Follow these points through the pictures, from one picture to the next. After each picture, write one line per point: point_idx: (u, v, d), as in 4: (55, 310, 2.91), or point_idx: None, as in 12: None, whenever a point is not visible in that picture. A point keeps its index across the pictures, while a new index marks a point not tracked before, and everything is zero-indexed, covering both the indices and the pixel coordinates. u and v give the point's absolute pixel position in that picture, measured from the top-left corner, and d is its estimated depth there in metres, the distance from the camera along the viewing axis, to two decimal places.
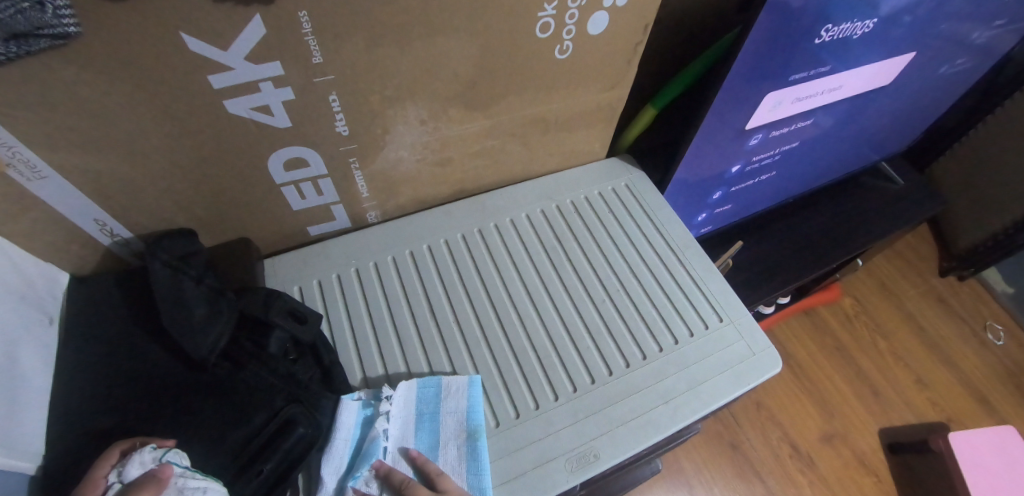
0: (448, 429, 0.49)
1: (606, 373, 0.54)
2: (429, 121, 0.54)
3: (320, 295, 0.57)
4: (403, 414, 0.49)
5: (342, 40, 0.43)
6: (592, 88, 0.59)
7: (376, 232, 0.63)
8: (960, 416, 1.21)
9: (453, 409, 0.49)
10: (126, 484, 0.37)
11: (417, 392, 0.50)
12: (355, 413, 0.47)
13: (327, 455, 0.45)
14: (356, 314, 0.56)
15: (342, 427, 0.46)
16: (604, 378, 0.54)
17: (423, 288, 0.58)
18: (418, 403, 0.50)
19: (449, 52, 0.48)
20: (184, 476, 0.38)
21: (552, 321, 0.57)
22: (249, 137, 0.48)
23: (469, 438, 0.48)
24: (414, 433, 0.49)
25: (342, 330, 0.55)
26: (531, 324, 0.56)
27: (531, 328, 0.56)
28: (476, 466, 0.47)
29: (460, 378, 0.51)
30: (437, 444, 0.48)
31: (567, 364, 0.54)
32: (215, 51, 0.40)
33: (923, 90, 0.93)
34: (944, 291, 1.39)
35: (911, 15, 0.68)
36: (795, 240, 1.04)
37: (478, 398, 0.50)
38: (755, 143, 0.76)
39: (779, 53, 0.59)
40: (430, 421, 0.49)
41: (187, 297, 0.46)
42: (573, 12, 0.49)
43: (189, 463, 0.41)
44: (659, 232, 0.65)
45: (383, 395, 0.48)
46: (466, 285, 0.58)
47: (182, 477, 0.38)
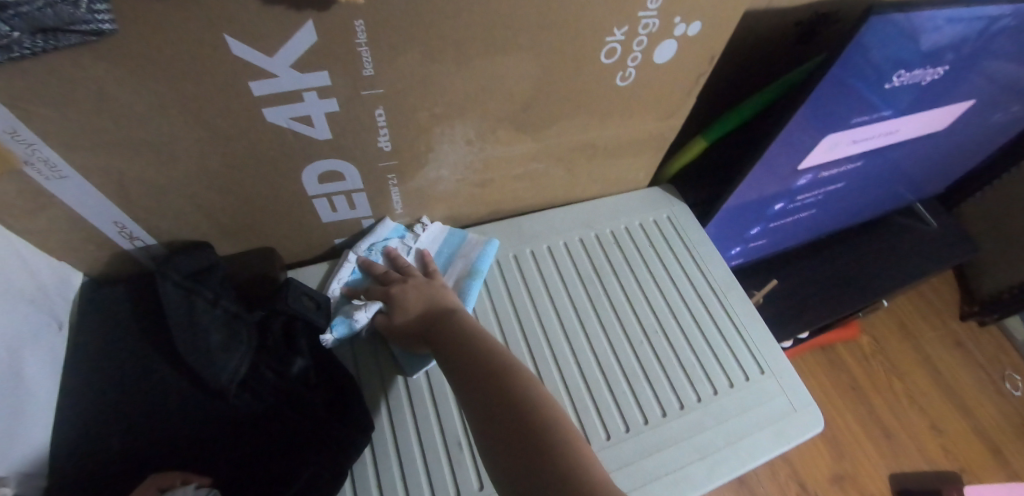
0: (456, 268, 0.58)
1: (641, 422, 0.51)
2: (475, 141, 0.51)
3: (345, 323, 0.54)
4: (429, 242, 0.59)
5: (397, 54, 0.39)
6: (647, 117, 0.56)
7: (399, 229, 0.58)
8: (972, 466, 1.18)
9: (468, 255, 0.58)
10: None
11: (443, 238, 0.60)
12: (390, 230, 0.57)
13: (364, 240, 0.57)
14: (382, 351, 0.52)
15: (375, 235, 0.57)
16: (639, 427, 0.51)
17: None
18: (445, 238, 0.60)
19: (506, 71, 0.44)
20: None
21: (587, 361, 0.54)
22: (284, 146, 0.45)
23: (471, 279, 0.56)
24: (432, 254, 0.59)
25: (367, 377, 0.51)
26: (565, 362, 0.53)
27: (564, 365, 0.53)
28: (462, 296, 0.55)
29: (481, 238, 0.59)
30: (446, 268, 0.58)
31: (601, 410, 0.51)
32: (260, 57, 0.36)
33: (971, 136, 0.91)
34: (963, 336, 1.36)
35: (953, 53, 0.60)
36: (825, 277, 1.01)
37: (489, 256, 0.58)
38: (802, 183, 0.75)
39: (846, 94, 0.58)
40: (444, 258, 0.59)
41: (202, 320, 0.43)
42: (641, 38, 0.45)
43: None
44: (700, 270, 0.62)
45: (420, 224, 0.59)
46: (497, 316, 0.56)
47: None
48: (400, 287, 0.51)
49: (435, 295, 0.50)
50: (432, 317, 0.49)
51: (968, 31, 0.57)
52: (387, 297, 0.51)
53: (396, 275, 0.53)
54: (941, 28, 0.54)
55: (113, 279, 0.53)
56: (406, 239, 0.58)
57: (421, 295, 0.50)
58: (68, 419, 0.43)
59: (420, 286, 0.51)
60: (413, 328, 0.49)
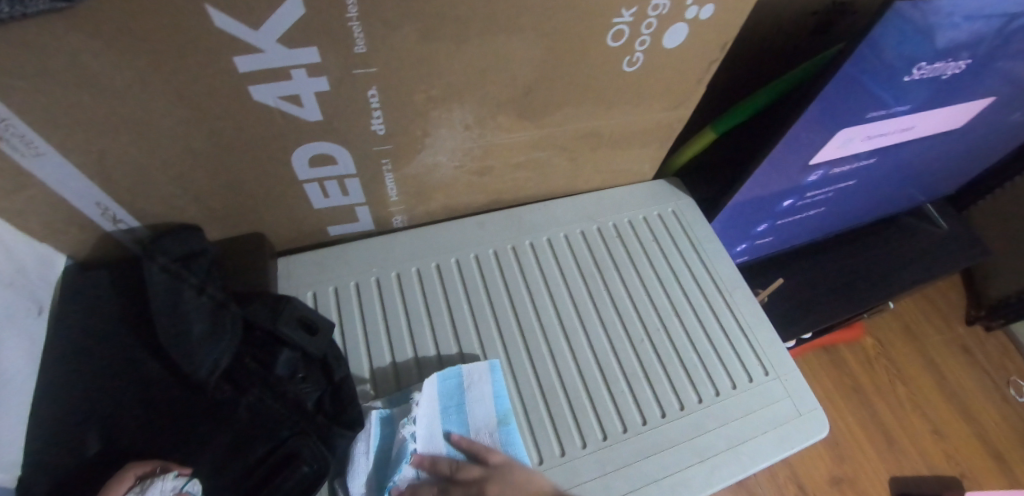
0: (478, 417, 0.46)
1: (640, 422, 0.49)
2: (474, 127, 0.49)
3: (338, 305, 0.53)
4: (429, 411, 0.46)
5: (391, 30, 0.37)
6: (654, 106, 0.53)
7: (384, 413, 0.45)
8: (973, 472, 1.17)
9: (483, 405, 0.47)
10: None
11: (438, 391, 0.46)
12: (374, 422, 0.44)
13: (352, 473, 0.43)
14: (374, 329, 0.51)
15: (361, 437, 0.43)
16: (637, 429, 0.49)
17: (448, 303, 0.53)
18: (443, 395, 0.47)
19: (508, 53, 0.42)
20: None
21: (586, 356, 0.52)
22: (273, 127, 0.43)
23: (500, 424, 0.46)
24: (440, 421, 0.46)
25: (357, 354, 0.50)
26: (562, 359, 0.51)
27: (562, 363, 0.51)
28: (511, 447, 0.45)
29: (481, 365, 0.48)
30: (465, 425, 0.46)
31: (598, 410, 0.49)
32: (245, 30, 0.34)
33: (988, 135, 0.88)
34: (969, 340, 1.34)
35: (969, 50, 0.56)
36: (831, 276, 0.99)
37: (503, 384, 0.48)
38: (813, 179, 0.72)
39: (861, 87, 0.55)
40: (457, 411, 0.46)
41: (187, 308, 0.42)
42: (651, 21, 0.43)
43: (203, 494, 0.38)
44: (706, 268, 0.60)
45: (410, 399, 0.45)
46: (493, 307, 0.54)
47: None
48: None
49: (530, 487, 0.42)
50: None
51: (987, 28, 0.53)
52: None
53: (461, 486, 0.42)
54: (959, 25, 0.51)
55: (98, 261, 0.51)
56: (402, 421, 0.44)
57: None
58: (45, 406, 0.41)
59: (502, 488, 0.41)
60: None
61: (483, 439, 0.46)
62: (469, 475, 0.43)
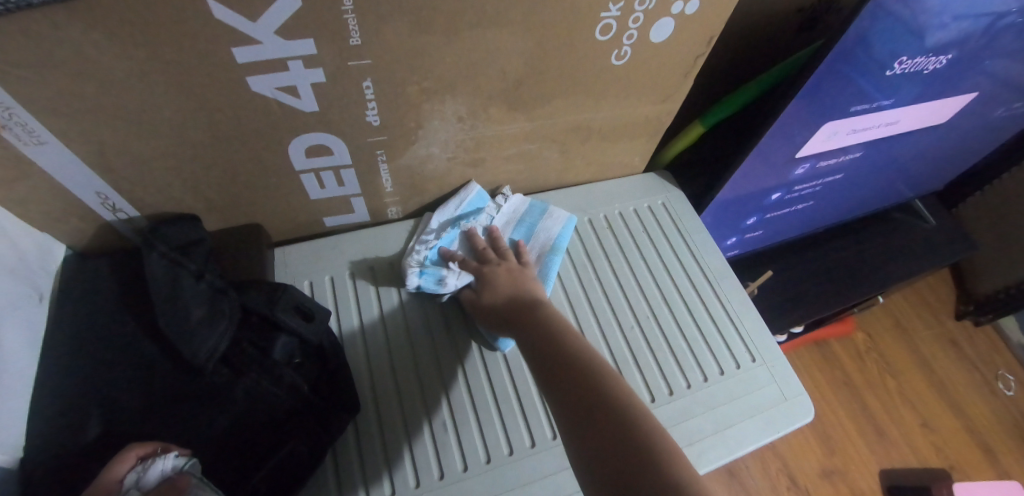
0: (539, 240, 0.58)
1: (548, 437, 0.48)
2: (466, 119, 0.50)
3: (337, 297, 0.54)
4: (509, 214, 0.60)
5: (385, 22, 0.38)
6: (643, 99, 0.55)
7: (483, 195, 0.59)
8: (962, 464, 1.18)
9: (551, 229, 0.59)
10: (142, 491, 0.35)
11: (523, 206, 0.61)
12: (474, 194, 0.58)
13: (442, 211, 0.58)
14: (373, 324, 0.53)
15: (457, 199, 0.58)
16: (502, 459, 0.46)
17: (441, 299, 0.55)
18: (525, 211, 0.60)
19: (498, 46, 0.43)
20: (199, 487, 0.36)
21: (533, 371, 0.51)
22: (270, 118, 0.44)
23: (553, 251, 0.57)
24: (512, 226, 0.59)
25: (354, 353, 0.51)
26: None
27: None
28: (546, 273, 0.56)
29: (563, 212, 0.60)
30: (528, 237, 0.58)
31: (508, 423, 0.48)
32: (242, 21, 0.35)
33: (973, 131, 0.90)
34: (958, 334, 1.36)
35: (955, 51, 0.60)
36: (820, 270, 1.00)
37: (569, 232, 0.59)
38: (801, 172, 0.73)
39: (846, 81, 0.57)
40: (525, 226, 0.59)
41: (185, 293, 0.43)
42: (638, 15, 0.44)
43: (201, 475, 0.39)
44: (695, 258, 0.61)
45: (502, 193, 0.60)
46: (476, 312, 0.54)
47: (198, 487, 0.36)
48: (495, 272, 0.52)
49: (527, 283, 0.51)
50: (520, 306, 0.49)
51: (972, 28, 0.57)
52: (480, 274, 0.52)
53: (494, 255, 0.54)
54: (946, 25, 0.55)
55: (97, 252, 0.52)
56: (488, 205, 0.59)
57: (516, 277, 0.52)
58: (45, 391, 0.42)
59: (514, 270, 0.53)
60: (501, 308, 0.49)
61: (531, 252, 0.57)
62: (491, 255, 0.54)
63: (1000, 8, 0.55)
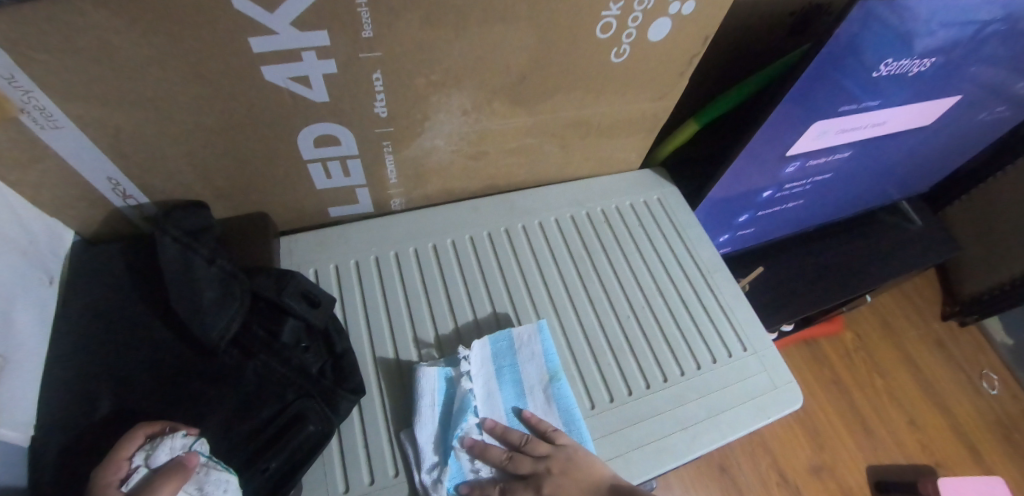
0: (530, 378, 0.51)
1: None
2: (470, 112, 0.51)
3: (341, 282, 0.55)
4: (484, 372, 0.50)
5: (396, 16, 0.40)
6: (640, 97, 0.57)
7: (447, 369, 0.48)
8: (948, 461, 1.21)
9: (533, 357, 0.51)
10: (152, 470, 0.36)
11: (489, 354, 0.50)
12: (435, 379, 0.48)
13: (420, 426, 0.46)
14: (376, 309, 0.54)
15: (426, 393, 0.47)
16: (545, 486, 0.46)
17: (444, 286, 0.56)
18: (495, 359, 0.51)
19: (503, 42, 0.45)
20: (207, 467, 0.38)
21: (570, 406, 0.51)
22: (281, 108, 0.45)
23: (552, 381, 0.50)
24: (497, 385, 0.50)
25: (358, 337, 0.52)
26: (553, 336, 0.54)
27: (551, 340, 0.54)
28: (564, 407, 0.49)
29: (529, 328, 0.52)
30: (522, 392, 0.50)
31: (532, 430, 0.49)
32: (260, 12, 0.37)
33: (959, 134, 0.93)
34: (944, 335, 1.39)
35: (942, 56, 0.63)
36: (810, 269, 1.03)
37: (551, 342, 0.52)
38: (791, 171, 0.76)
39: (834, 82, 0.59)
40: (511, 379, 0.50)
41: (198, 276, 0.44)
42: (637, 14, 0.46)
43: (211, 454, 0.40)
44: (688, 251, 0.63)
45: (461, 360, 0.49)
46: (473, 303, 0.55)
47: (205, 469, 0.38)
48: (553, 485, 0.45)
49: (588, 465, 0.46)
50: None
51: (959, 34, 0.60)
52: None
53: (527, 463, 0.46)
54: (935, 32, 0.57)
55: (106, 238, 0.53)
56: (460, 384, 0.48)
57: (578, 474, 0.45)
58: (55, 371, 0.43)
59: (566, 464, 0.46)
60: None
61: (538, 406, 0.50)
62: (525, 465, 0.46)
63: (985, 16, 0.58)
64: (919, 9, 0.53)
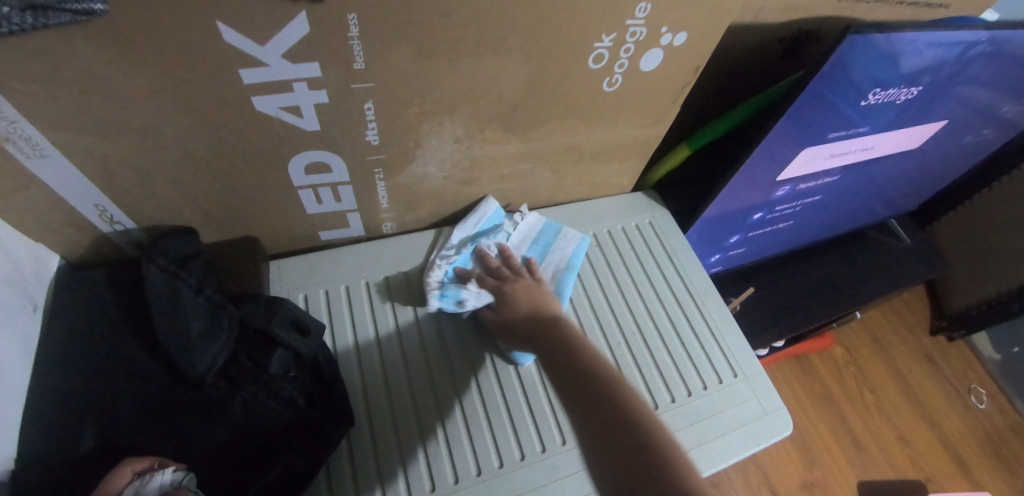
0: (552, 258, 0.60)
1: (559, 443, 0.50)
2: (463, 139, 0.51)
3: (333, 315, 0.54)
4: (524, 234, 0.62)
5: (388, 49, 0.40)
6: (632, 123, 0.57)
7: (498, 213, 0.61)
8: (938, 476, 1.22)
9: (566, 247, 0.61)
10: None
11: (536, 227, 0.63)
12: (492, 208, 0.60)
13: (462, 226, 0.60)
14: (370, 345, 0.53)
15: (456, 243, 0.59)
16: (515, 463, 0.48)
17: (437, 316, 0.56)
18: (540, 231, 0.62)
19: (496, 73, 0.45)
20: None
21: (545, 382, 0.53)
22: (272, 136, 0.45)
23: (567, 270, 0.59)
24: (528, 246, 0.61)
25: (349, 371, 0.51)
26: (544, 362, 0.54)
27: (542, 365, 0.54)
28: (561, 290, 0.57)
29: (576, 231, 0.63)
30: (544, 255, 0.60)
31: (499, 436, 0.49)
32: (251, 45, 0.37)
33: (945, 155, 0.95)
34: (933, 350, 1.40)
35: (930, 75, 0.64)
36: (801, 287, 1.04)
37: (583, 250, 0.61)
38: (781, 194, 0.77)
39: (822, 109, 0.60)
40: (542, 245, 0.61)
41: (185, 308, 0.43)
42: (629, 46, 0.47)
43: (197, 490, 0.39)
44: (680, 276, 0.63)
45: (517, 215, 0.62)
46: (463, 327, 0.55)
47: None
48: (513, 287, 0.53)
49: (545, 299, 0.52)
50: (539, 320, 0.50)
51: (946, 55, 0.61)
52: (499, 293, 0.53)
53: (509, 271, 0.56)
54: (920, 52, 0.58)
55: (93, 263, 0.52)
56: (503, 225, 0.61)
57: (531, 293, 0.53)
58: (38, 403, 0.42)
59: (529, 284, 0.54)
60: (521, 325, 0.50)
61: (544, 275, 0.58)
62: (507, 272, 0.55)
63: (969, 38, 0.60)
64: (900, 36, 0.54)
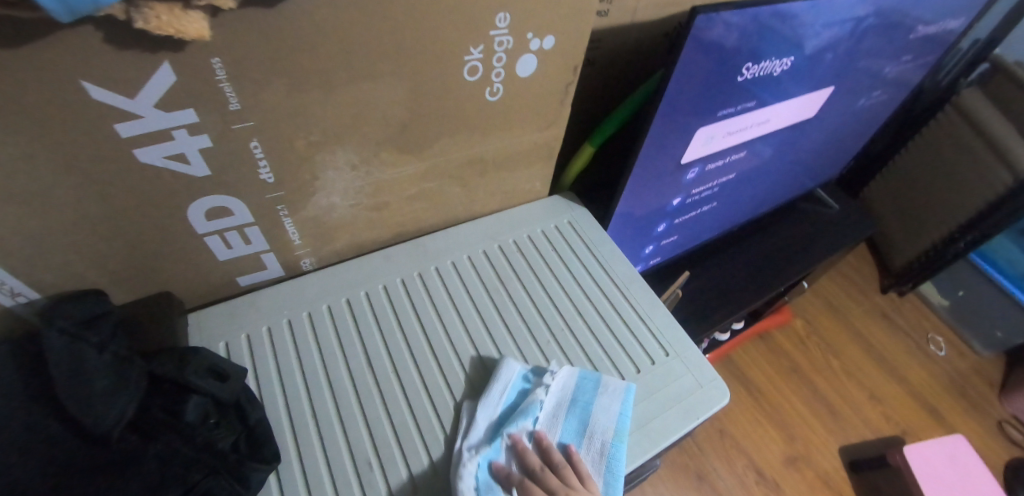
0: (597, 425, 0.51)
1: None
2: (360, 165, 0.53)
3: (367, 336, 0.56)
4: (559, 396, 0.52)
5: (260, 87, 0.42)
6: (527, 128, 0.60)
7: (526, 373, 0.53)
8: (914, 428, 1.24)
9: (609, 408, 0.52)
10: None
11: (573, 384, 0.53)
12: (515, 374, 0.53)
13: (485, 402, 0.50)
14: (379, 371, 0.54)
15: (501, 382, 0.52)
16: None
17: (404, 337, 0.56)
18: (576, 390, 0.53)
19: (376, 95, 0.47)
20: None
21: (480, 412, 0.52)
22: (164, 187, 0.45)
23: (615, 438, 0.50)
24: (564, 414, 0.51)
25: (344, 394, 0.52)
26: (484, 348, 0.56)
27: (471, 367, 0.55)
28: (611, 475, 0.48)
29: (618, 382, 0.54)
30: (582, 434, 0.51)
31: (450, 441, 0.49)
32: (121, 98, 0.37)
33: (847, 120, 1.00)
34: (887, 307, 1.45)
35: (831, 52, 0.74)
36: (741, 265, 1.07)
37: (629, 406, 0.52)
38: (693, 176, 0.80)
39: (703, 90, 0.63)
40: (580, 414, 0.51)
41: (89, 365, 0.42)
42: (500, 55, 0.50)
43: None
44: (602, 267, 0.65)
45: (547, 373, 0.53)
46: (389, 346, 0.55)
47: None
48: None
49: None
50: None
51: (811, 25, 0.65)
52: None
53: (557, 479, 0.47)
54: (820, 33, 0.68)
55: None
56: (533, 392, 0.52)
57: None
58: None
59: None
60: None
61: (588, 462, 0.49)
62: (555, 482, 0.46)
63: (858, 14, 0.69)
64: (764, 13, 0.58)
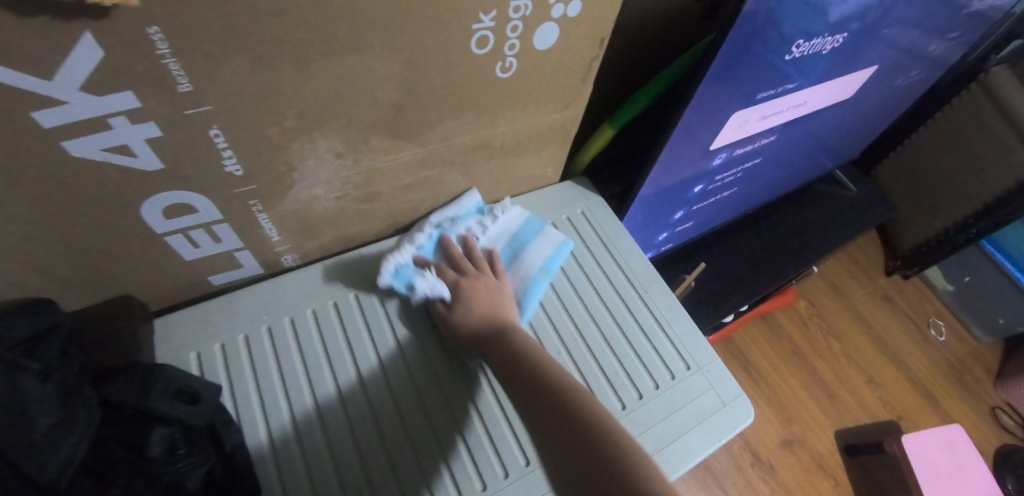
0: (528, 259, 0.56)
1: (502, 475, 0.46)
2: (345, 154, 0.45)
3: (360, 360, 0.50)
4: (502, 228, 0.58)
5: (217, 64, 0.33)
6: (541, 109, 0.52)
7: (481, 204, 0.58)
8: (909, 413, 1.24)
9: (542, 251, 0.57)
10: None
11: (517, 224, 0.59)
12: (472, 206, 0.57)
13: (439, 211, 0.57)
14: (371, 388, 0.49)
15: (456, 207, 0.57)
16: (498, 482, 0.46)
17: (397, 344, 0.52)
18: (520, 226, 0.59)
19: (367, 73, 0.39)
20: None
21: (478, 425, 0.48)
22: (107, 183, 0.37)
23: (538, 273, 0.55)
24: (501, 243, 0.58)
25: (333, 414, 0.47)
26: None
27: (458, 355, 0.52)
28: (526, 294, 0.54)
29: (558, 233, 0.58)
30: (514, 261, 0.57)
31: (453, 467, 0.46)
32: (34, 82, 0.28)
33: (879, 100, 0.94)
34: (891, 290, 1.42)
35: (859, 22, 0.61)
36: (753, 249, 1.02)
37: (562, 254, 0.57)
38: (718, 162, 0.74)
39: (745, 71, 0.56)
40: (514, 247, 0.58)
41: (29, 398, 0.35)
42: (515, 24, 0.41)
43: None
44: (619, 266, 0.59)
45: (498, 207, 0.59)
46: (383, 361, 0.51)
47: None
48: (469, 287, 0.52)
49: (497, 307, 0.51)
50: (493, 335, 0.49)
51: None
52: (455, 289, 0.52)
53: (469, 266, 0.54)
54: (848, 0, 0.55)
55: None
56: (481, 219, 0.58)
57: (488, 298, 0.52)
58: None
59: (484, 288, 0.52)
60: (470, 336, 0.49)
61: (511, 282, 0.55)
62: (468, 269, 0.54)
63: None
64: None
